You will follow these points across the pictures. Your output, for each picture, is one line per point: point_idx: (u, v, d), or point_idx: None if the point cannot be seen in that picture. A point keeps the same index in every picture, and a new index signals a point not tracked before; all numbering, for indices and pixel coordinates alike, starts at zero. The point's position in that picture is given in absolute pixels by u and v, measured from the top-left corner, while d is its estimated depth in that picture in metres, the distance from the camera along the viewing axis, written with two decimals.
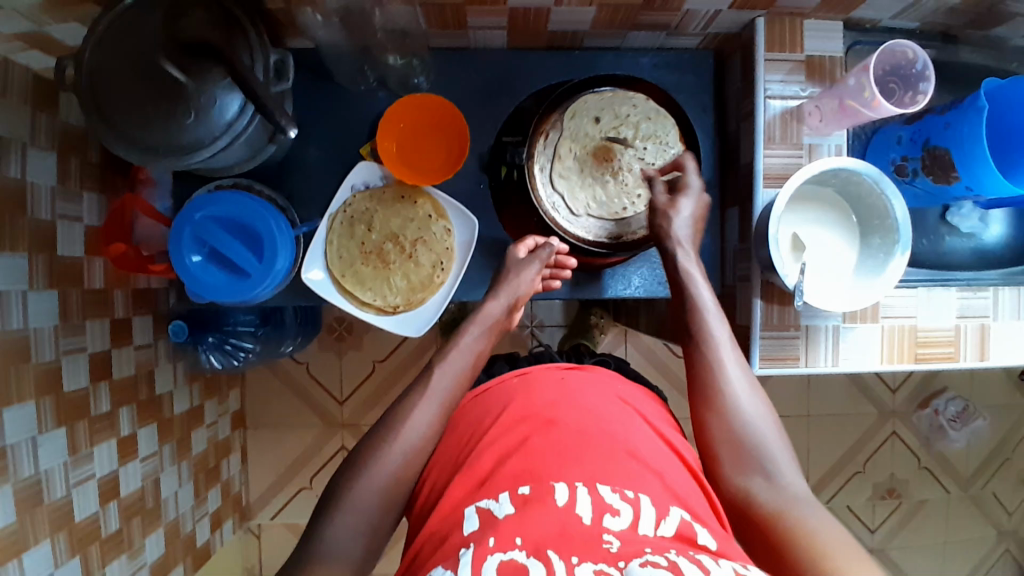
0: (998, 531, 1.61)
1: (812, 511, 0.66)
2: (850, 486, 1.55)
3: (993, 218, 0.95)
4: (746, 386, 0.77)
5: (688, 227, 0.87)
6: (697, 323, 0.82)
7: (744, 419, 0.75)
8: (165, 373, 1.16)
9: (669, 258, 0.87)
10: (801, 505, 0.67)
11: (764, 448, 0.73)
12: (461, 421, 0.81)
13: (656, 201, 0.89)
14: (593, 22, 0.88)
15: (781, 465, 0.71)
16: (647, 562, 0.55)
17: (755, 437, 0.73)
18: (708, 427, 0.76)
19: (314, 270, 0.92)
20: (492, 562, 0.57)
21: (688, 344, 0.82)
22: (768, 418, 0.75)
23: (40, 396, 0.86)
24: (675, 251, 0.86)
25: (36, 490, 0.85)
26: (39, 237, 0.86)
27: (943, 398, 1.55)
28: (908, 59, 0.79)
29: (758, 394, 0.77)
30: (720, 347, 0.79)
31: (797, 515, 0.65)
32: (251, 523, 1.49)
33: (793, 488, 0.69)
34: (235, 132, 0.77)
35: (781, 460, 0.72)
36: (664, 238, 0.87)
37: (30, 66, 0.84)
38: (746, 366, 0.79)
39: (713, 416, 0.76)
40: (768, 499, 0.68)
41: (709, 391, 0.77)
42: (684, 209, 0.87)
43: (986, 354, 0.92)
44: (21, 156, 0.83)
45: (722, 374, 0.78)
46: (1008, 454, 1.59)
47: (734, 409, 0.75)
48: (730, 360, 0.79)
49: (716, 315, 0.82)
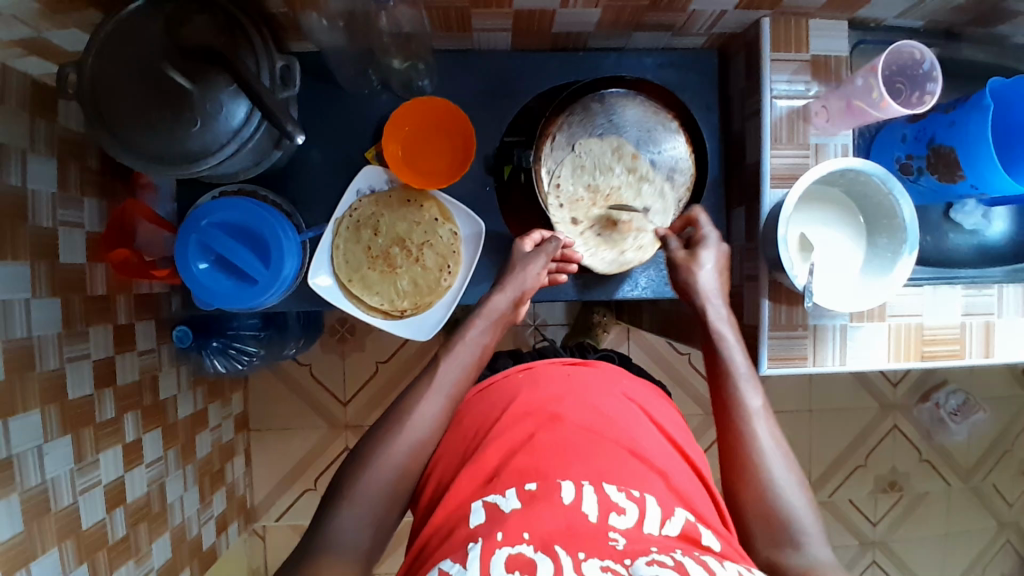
0: (997, 522, 1.62)
1: None
2: (853, 479, 1.56)
3: (995, 215, 0.95)
4: (777, 453, 0.74)
5: (713, 279, 0.87)
6: (729, 388, 0.79)
7: (776, 486, 0.72)
8: (168, 378, 1.15)
9: (699, 315, 0.86)
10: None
11: (797, 519, 0.69)
12: (466, 415, 0.81)
13: (674, 256, 0.89)
14: (598, 23, 0.88)
15: (812, 536, 0.68)
16: (653, 561, 0.56)
17: (786, 507, 0.70)
18: (738, 495, 0.73)
19: (321, 276, 0.92)
20: (501, 556, 0.57)
21: (720, 407, 0.79)
22: (802, 490, 0.72)
23: (45, 404, 0.85)
24: (704, 305, 0.85)
25: (43, 498, 0.84)
26: (41, 245, 0.85)
27: (943, 392, 1.56)
28: (915, 59, 0.79)
29: (792, 462, 0.74)
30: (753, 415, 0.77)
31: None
32: (256, 525, 1.49)
33: (823, 562, 0.66)
34: (243, 139, 0.76)
35: (812, 530, 0.69)
36: (691, 293, 0.87)
37: (28, 72, 0.83)
38: (784, 439, 0.76)
39: (743, 483, 0.73)
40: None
41: (739, 456, 0.74)
42: (707, 262, 0.87)
43: (990, 351, 0.93)
44: (21, 163, 0.83)
45: (754, 440, 0.75)
46: (1007, 446, 1.60)
47: (763, 476, 0.72)
48: (764, 428, 0.76)
49: (750, 381, 0.80)
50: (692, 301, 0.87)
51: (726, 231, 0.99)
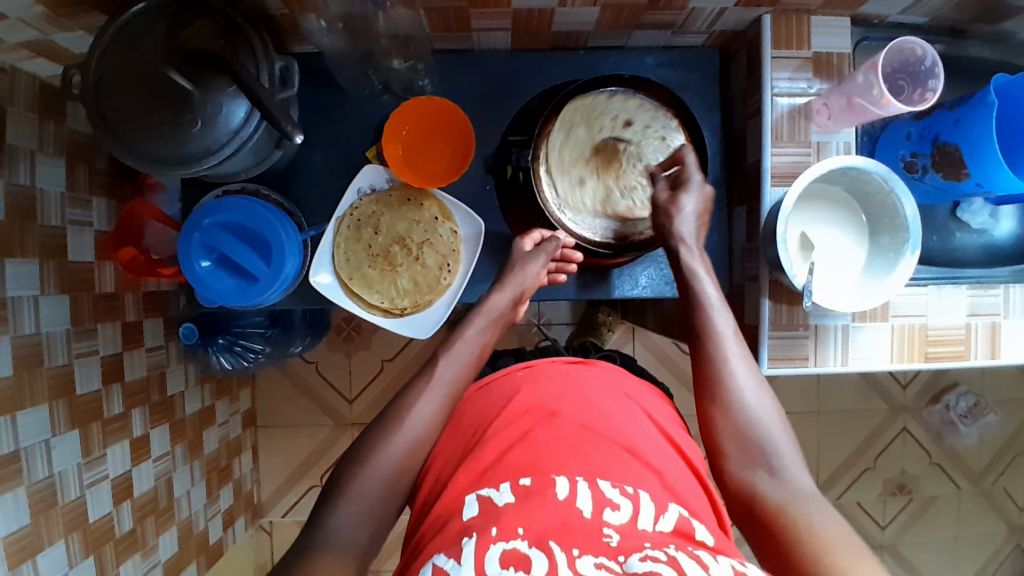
0: (1009, 527, 1.59)
1: (816, 502, 0.66)
2: (861, 482, 1.55)
3: (1003, 213, 0.94)
4: (754, 384, 0.77)
5: (692, 225, 0.87)
6: (702, 319, 0.82)
7: (751, 413, 0.75)
8: (176, 375, 1.17)
9: (674, 254, 0.88)
10: (809, 502, 0.66)
11: (772, 443, 0.73)
12: (465, 413, 0.80)
13: (657, 198, 0.89)
14: (597, 22, 0.88)
15: (785, 457, 0.71)
16: (646, 556, 0.54)
17: (760, 431, 0.73)
18: (714, 423, 0.76)
19: (323, 273, 0.93)
20: (494, 552, 0.56)
21: (693, 338, 0.82)
22: (774, 413, 0.75)
23: (53, 399, 0.87)
24: (679, 248, 0.87)
25: (50, 492, 0.86)
26: (49, 244, 0.87)
27: (954, 393, 1.54)
28: (917, 56, 0.79)
29: (765, 389, 0.77)
30: (726, 345, 0.79)
31: (796, 507, 0.65)
32: (263, 520, 1.51)
33: (797, 482, 0.69)
34: (242, 139, 0.77)
35: (785, 453, 0.72)
36: (670, 239, 0.88)
37: (37, 74, 0.85)
38: (754, 365, 0.79)
39: (718, 411, 0.76)
40: (776, 496, 0.68)
41: (715, 386, 0.77)
42: (686, 206, 0.87)
43: (996, 352, 0.91)
44: (30, 164, 0.84)
45: (729, 371, 0.78)
46: (1020, 449, 1.58)
47: (736, 403, 0.76)
48: (736, 357, 0.79)
49: (722, 310, 0.83)
50: (669, 246, 0.89)
51: (728, 230, 0.98)
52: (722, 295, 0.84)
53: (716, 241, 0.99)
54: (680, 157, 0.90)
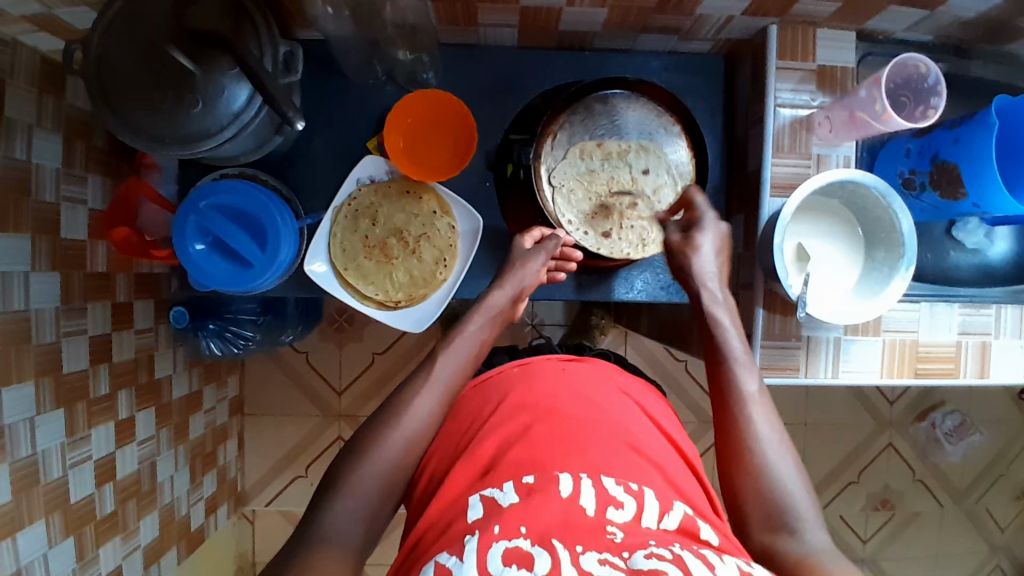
0: (989, 546, 1.61)
1: (840, 568, 0.62)
2: (845, 495, 1.55)
3: (998, 234, 0.95)
4: (773, 436, 0.73)
5: (712, 261, 0.86)
6: (726, 372, 0.78)
7: (774, 471, 0.70)
8: (165, 358, 1.16)
9: (696, 300, 0.85)
10: (833, 564, 0.62)
11: (796, 505, 0.68)
12: (462, 408, 0.81)
13: (670, 241, 0.89)
14: (605, 23, 0.88)
15: (808, 520, 0.66)
16: (652, 554, 0.55)
17: (785, 493, 0.69)
18: (732, 477, 0.72)
19: (317, 262, 0.93)
20: (497, 550, 0.56)
21: (715, 393, 0.79)
22: (799, 475, 0.71)
23: (39, 376, 0.86)
24: (699, 290, 0.85)
25: (32, 470, 0.85)
26: (42, 220, 0.86)
27: (940, 412, 1.55)
28: (920, 73, 0.79)
29: (786, 444, 0.73)
30: (749, 397, 0.76)
31: (825, 575, 0.61)
32: (246, 508, 1.50)
33: (820, 543, 0.65)
34: (242, 123, 0.76)
35: (811, 517, 0.67)
36: (688, 276, 0.86)
37: (38, 48, 0.84)
38: (775, 418, 0.75)
39: (738, 467, 0.72)
40: (796, 555, 0.64)
41: (735, 441, 0.73)
42: (703, 245, 0.86)
43: (986, 372, 0.92)
44: (26, 138, 0.83)
45: (752, 428, 0.73)
46: (1003, 470, 1.59)
47: (758, 460, 0.71)
48: (761, 414, 0.75)
49: (746, 366, 0.79)
50: (689, 287, 0.86)
51: None
52: (745, 345, 0.81)
53: None
54: (688, 199, 0.91)
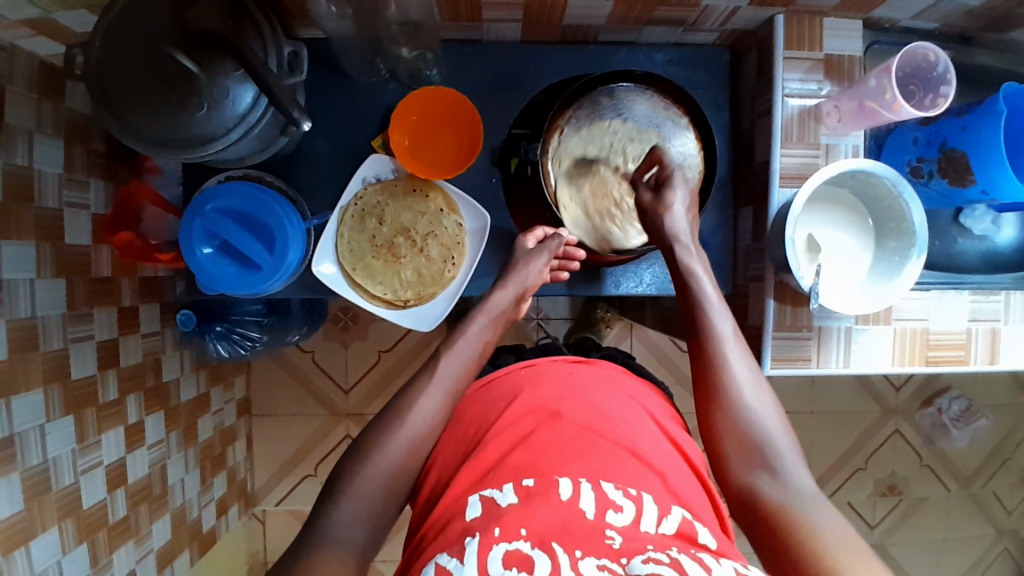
0: (996, 530, 1.62)
1: (816, 507, 0.66)
2: (852, 482, 1.56)
3: (1005, 220, 0.94)
4: (752, 383, 0.77)
5: (685, 221, 0.86)
6: (701, 322, 0.80)
7: (752, 414, 0.74)
8: (172, 361, 1.16)
9: (671, 255, 0.86)
10: (807, 502, 0.67)
11: (775, 447, 0.72)
12: (466, 412, 0.80)
13: (643, 201, 0.88)
14: (609, 16, 0.87)
15: (784, 458, 0.71)
16: (649, 559, 0.55)
17: (764, 434, 0.73)
18: (715, 423, 0.76)
19: (325, 263, 0.92)
20: (497, 553, 0.57)
21: (693, 340, 0.81)
22: (775, 416, 0.75)
23: (48, 383, 0.85)
24: (674, 245, 0.85)
25: (44, 477, 0.85)
26: (45, 226, 0.85)
27: (946, 398, 1.56)
28: (929, 61, 0.79)
29: (764, 388, 0.77)
30: (727, 348, 0.78)
31: (800, 510, 0.66)
32: (255, 509, 1.50)
33: (798, 482, 0.70)
34: (248, 124, 0.76)
35: (787, 456, 0.72)
36: (663, 237, 0.86)
37: (36, 52, 0.83)
38: (751, 361, 0.79)
39: (721, 413, 0.75)
40: (775, 497, 0.68)
41: (715, 388, 0.77)
42: (676, 203, 0.86)
43: (995, 358, 0.92)
44: (27, 144, 0.82)
45: (732, 376, 0.77)
46: (1009, 454, 1.59)
47: (739, 405, 0.75)
48: (737, 360, 0.78)
49: (721, 312, 0.81)
50: (663, 243, 0.87)
51: (733, 231, 0.98)
52: (721, 294, 0.83)
53: (721, 241, 0.99)
54: (657, 157, 0.88)
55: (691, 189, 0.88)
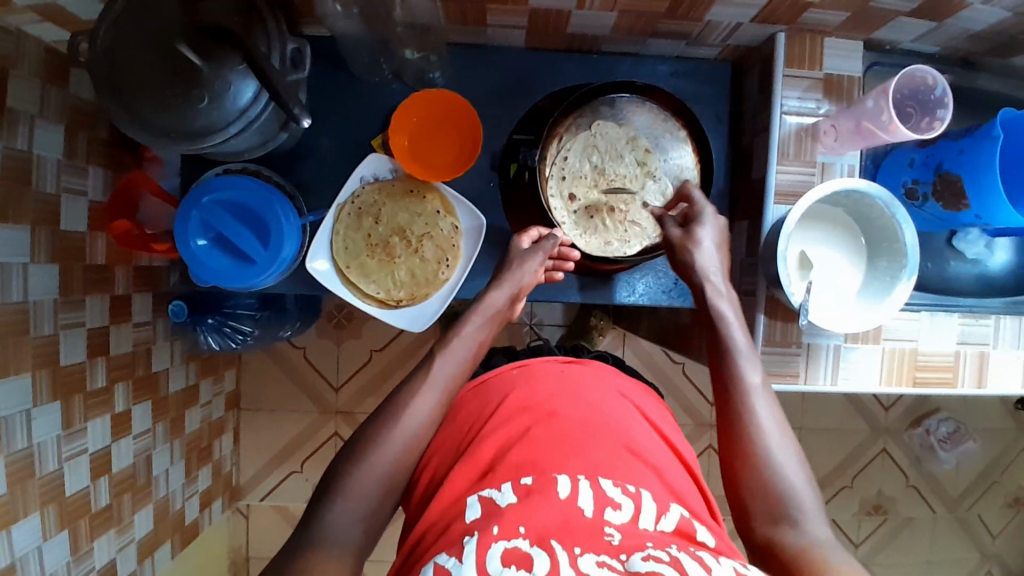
0: (979, 553, 1.62)
1: (848, 565, 0.62)
2: (839, 500, 1.56)
3: (998, 245, 0.95)
4: (779, 433, 0.73)
5: (713, 258, 0.85)
6: (729, 365, 0.78)
7: (779, 465, 0.71)
8: (163, 352, 1.15)
9: (699, 295, 0.84)
10: (840, 561, 0.63)
11: (803, 502, 0.68)
12: (461, 409, 0.81)
13: (671, 237, 0.88)
14: (614, 27, 0.88)
15: (810, 515, 0.67)
16: (649, 556, 0.55)
17: (789, 488, 0.69)
18: (739, 475, 0.72)
19: (319, 260, 0.92)
20: (496, 550, 0.56)
21: (718, 385, 0.78)
22: (802, 470, 0.71)
23: (36, 368, 0.85)
24: (704, 284, 0.84)
25: (28, 463, 0.85)
26: (42, 211, 0.85)
27: (935, 419, 1.56)
28: (926, 85, 0.79)
29: (790, 437, 0.73)
30: (754, 393, 0.75)
31: (828, 573, 0.61)
32: (240, 503, 1.50)
33: (827, 540, 0.65)
34: (249, 118, 0.76)
35: (814, 514, 0.67)
36: (689, 272, 0.85)
37: (42, 38, 0.83)
38: (779, 410, 0.75)
39: (746, 463, 0.71)
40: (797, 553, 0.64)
41: (740, 435, 0.73)
42: (703, 240, 0.85)
43: (983, 381, 0.92)
44: (28, 128, 0.82)
45: (757, 426, 0.73)
46: (995, 478, 1.60)
47: (765, 455, 0.71)
48: (764, 406, 0.75)
49: (750, 359, 0.78)
50: (691, 281, 0.86)
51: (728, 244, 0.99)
52: (749, 338, 0.80)
53: None
54: (686, 195, 0.90)
55: (723, 228, 0.88)
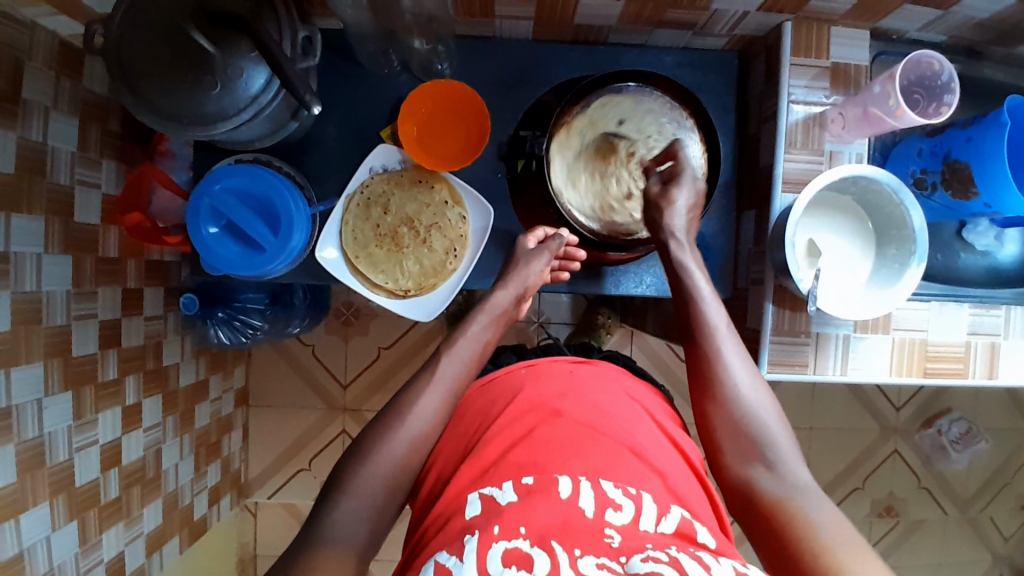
0: (992, 556, 1.60)
1: (814, 500, 0.65)
2: (849, 500, 1.55)
3: (1008, 237, 0.94)
4: (744, 373, 0.76)
5: (684, 218, 0.86)
6: (695, 314, 0.80)
7: (746, 407, 0.73)
8: (173, 345, 1.16)
9: (663, 246, 0.86)
10: (808, 496, 0.66)
11: (771, 440, 0.71)
12: (468, 409, 0.81)
13: (650, 193, 0.89)
14: (620, 17, 0.88)
15: (781, 453, 0.70)
16: (648, 557, 0.55)
17: (759, 428, 0.72)
18: (709, 418, 0.75)
19: (329, 248, 0.93)
20: (496, 550, 0.56)
21: (686, 334, 0.81)
22: (770, 407, 0.74)
23: (48, 358, 0.86)
24: (669, 241, 0.86)
25: (39, 452, 0.85)
26: (56, 202, 0.86)
27: (946, 419, 1.55)
28: (933, 70, 0.80)
29: (756, 377, 0.76)
30: (720, 338, 0.78)
31: (798, 505, 0.65)
32: (248, 500, 1.50)
33: (795, 477, 0.69)
34: (260, 106, 0.77)
35: (787, 452, 0.70)
36: (661, 231, 0.87)
37: (58, 31, 0.85)
38: (744, 350, 0.78)
39: (715, 408, 0.75)
40: (771, 490, 0.68)
41: (710, 384, 0.76)
42: (678, 199, 0.86)
43: (994, 373, 0.92)
44: (42, 120, 0.84)
45: (723, 368, 0.76)
46: (1008, 479, 1.58)
47: (733, 399, 0.74)
48: (729, 348, 0.77)
49: (714, 303, 0.81)
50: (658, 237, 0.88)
51: (735, 234, 0.99)
52: (714, 287, 0.83)
53: (722, 245, 0.99)
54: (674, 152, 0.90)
55: (701, 189, 0.89)
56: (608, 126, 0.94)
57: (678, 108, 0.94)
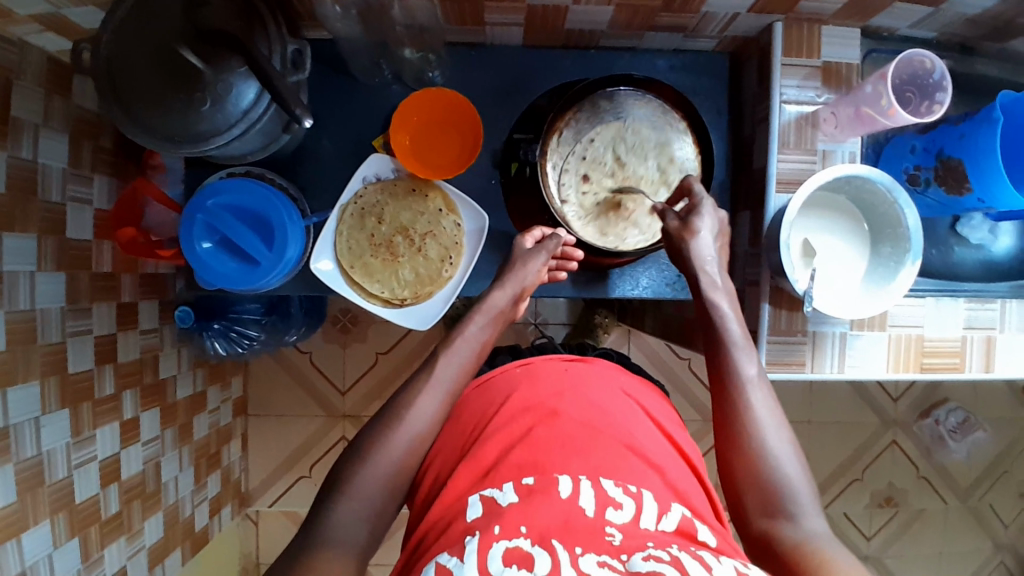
0: (992, 543, 1.61)
1: (839, 553, 0.63)
2: (849, 492, 1.55)
3: (1002, 230, 0.94)
4: (773, 421, 0.74)
5: (711, 249, 0.86)
6: (725, 357, 0.79)
7: (772, 457, 0.71)
8: (170, 358, 1.16)
9: (692, 283, 0.85)
10: (831, 549, 0.63)
11: (794, 491, 0.69)
12: (463, 411, 0.81)
13: (668, 226, 0.87)
14: (611, 22, 0.88)
15: (805, 505, 0.68)
16: (649, 556, 0.55)
17: (784, 478, 0.70)
18: (733, 467, 0.73)
19: (324, 260, 0.92)
20: (497, 550, 0.56)
21: (715, 376, 0.79)
22: (797, 460, 0.72)
23: (45, 376, 0.85)
24: (698, 276, 0.84)
25: (38, 470, 0.85)
26: (49, 220, 0.86)
27: (944, 409, 1.56)
28: (925, 68, 0.79)
29: (783, 424, 0.74)
30: (750, 385, 0.76)
31: (819, 556, 0.63)
32: (250, 509, 1.50)
33: (818, 529, 0.66)
34: (251, 120, 0.77)
35: (810, 503, 0.68)
36: (688, 263, 0.86)
37: (46, 48, 0.84)
38: (773, 398, 0.76)
39: (739, 456, 0.73)
40: (794, 541, 0.65)
41: (736, 430, 0.74)
42: (702, 230, 0.86)
43: (991, 365, 0.92)
44: (33, 138, 0.83)
45: (752, 415, 0.74)
46: (1006, 467, 1.59)
47: (760, 448, 0.72)
48: (760, 397, 0.76)
49: (744, 348, 0.79)
50: (687, 271, 0.86)
51: (731, 235, 0.99)
52: (744, 328, 0.81)
53: (718, 245, 0.99)
54: (687, 188, 0.90)
55: (722, 221, 0.90)
56: (603, 131, 0.92)
57: (678, 118, 0.93)
